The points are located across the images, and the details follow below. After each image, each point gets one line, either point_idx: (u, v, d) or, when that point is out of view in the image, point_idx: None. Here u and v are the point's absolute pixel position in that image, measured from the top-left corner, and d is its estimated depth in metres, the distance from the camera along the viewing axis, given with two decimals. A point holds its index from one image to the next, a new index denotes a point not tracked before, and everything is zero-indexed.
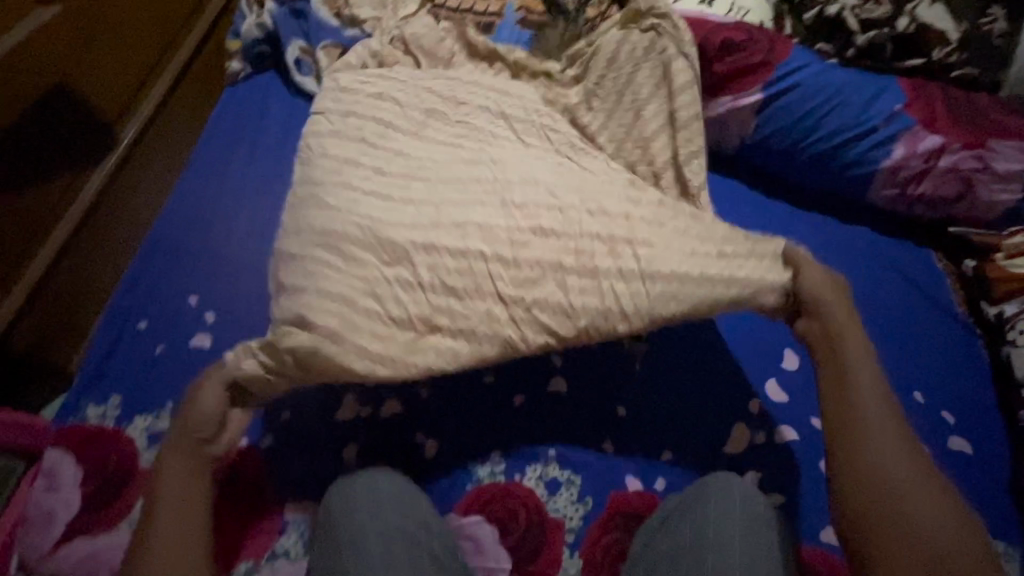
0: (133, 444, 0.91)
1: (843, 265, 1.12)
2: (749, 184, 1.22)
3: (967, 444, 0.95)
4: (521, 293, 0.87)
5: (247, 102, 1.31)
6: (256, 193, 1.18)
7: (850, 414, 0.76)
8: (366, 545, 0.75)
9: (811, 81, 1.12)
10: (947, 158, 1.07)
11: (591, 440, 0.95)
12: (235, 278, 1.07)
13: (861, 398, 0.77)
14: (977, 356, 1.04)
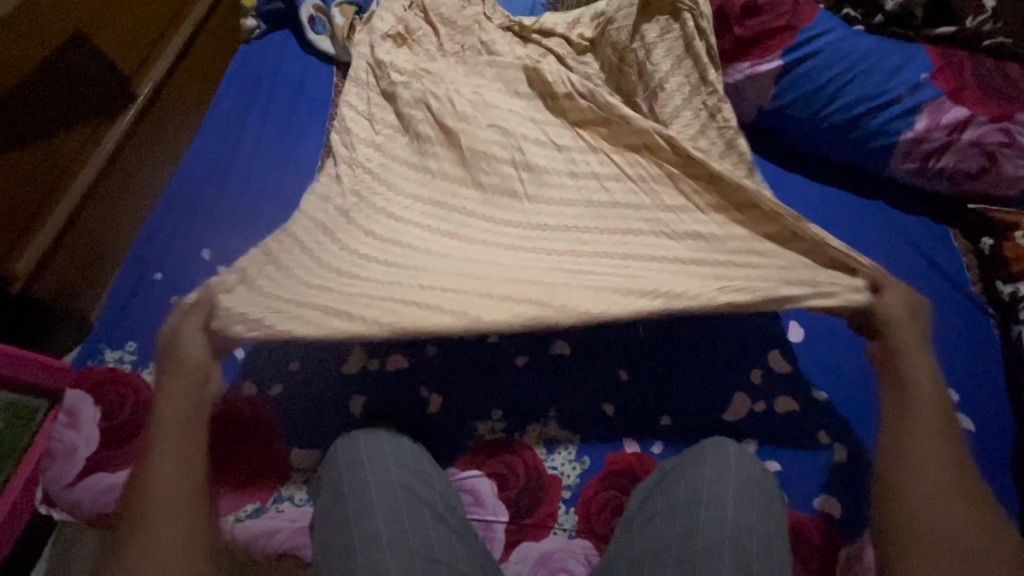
0: (149, 387, 0.95)
1: (856, 239, 1.10)
2: (765, 155, 1.20)
3: (971, 420, 0.95)
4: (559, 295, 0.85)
5: (261, 58, 1.31)
6: (269, 150, 1.19)
7: (905, 427, 0.75)
8: (370, 505, 0.77)
9: (835, 48, 1.09)
10: (971, 132, 1.03)
11: (592, 401, 0.96)
12: (247, 234, 1.09)
13: (918, 408, 0.75)
14: (989, 334, 1.03)
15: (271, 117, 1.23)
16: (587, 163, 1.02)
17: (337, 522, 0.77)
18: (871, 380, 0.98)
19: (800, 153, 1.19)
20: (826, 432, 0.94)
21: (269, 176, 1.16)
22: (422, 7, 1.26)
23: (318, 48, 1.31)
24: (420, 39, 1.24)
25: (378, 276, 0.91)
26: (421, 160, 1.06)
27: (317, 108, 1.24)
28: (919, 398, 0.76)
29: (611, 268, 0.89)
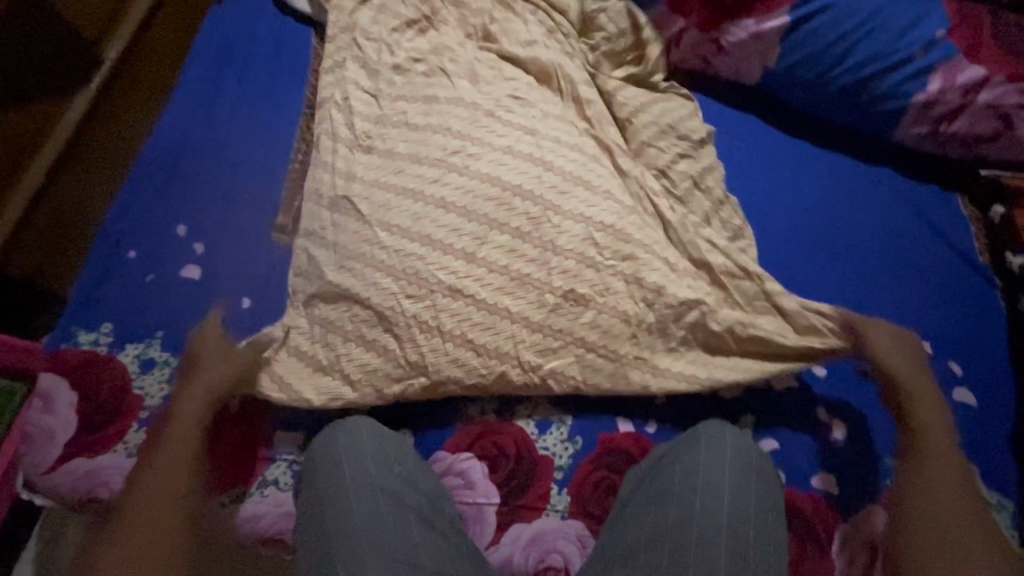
0: (126, 370, 0.91)
1: (862, 207, 1.06)
2: (768, 118, 1.14)
3: (973, 395, 0.92)
4: (542, 361, 0.89)
5: (234, 19, 1.23)
6: (244, 119, 1.12)
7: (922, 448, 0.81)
8: (348, 515, 0.76)
9: (845, 3, 1.02)
10: (986, 93, 0.97)
11: None
12: (224, 209, 1.04)
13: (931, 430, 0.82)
14: (996, 307, 0.99)
15: (247, 83, 1.16)
16: (580, 148, 1.01)
17: (321, 525, 0.76)
18: None
19: (805, 117, 1.13)
20: (825, 409, 0.92)
21: (245, 146, 1.10)
22: None
23: (295, 9, 1.23)
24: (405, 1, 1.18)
25: (376, 271, 0.93)
26: (407, 132, 1.02)
27: (295, 73, 1.17)
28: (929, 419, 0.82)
29: (594, 331, 0.89)
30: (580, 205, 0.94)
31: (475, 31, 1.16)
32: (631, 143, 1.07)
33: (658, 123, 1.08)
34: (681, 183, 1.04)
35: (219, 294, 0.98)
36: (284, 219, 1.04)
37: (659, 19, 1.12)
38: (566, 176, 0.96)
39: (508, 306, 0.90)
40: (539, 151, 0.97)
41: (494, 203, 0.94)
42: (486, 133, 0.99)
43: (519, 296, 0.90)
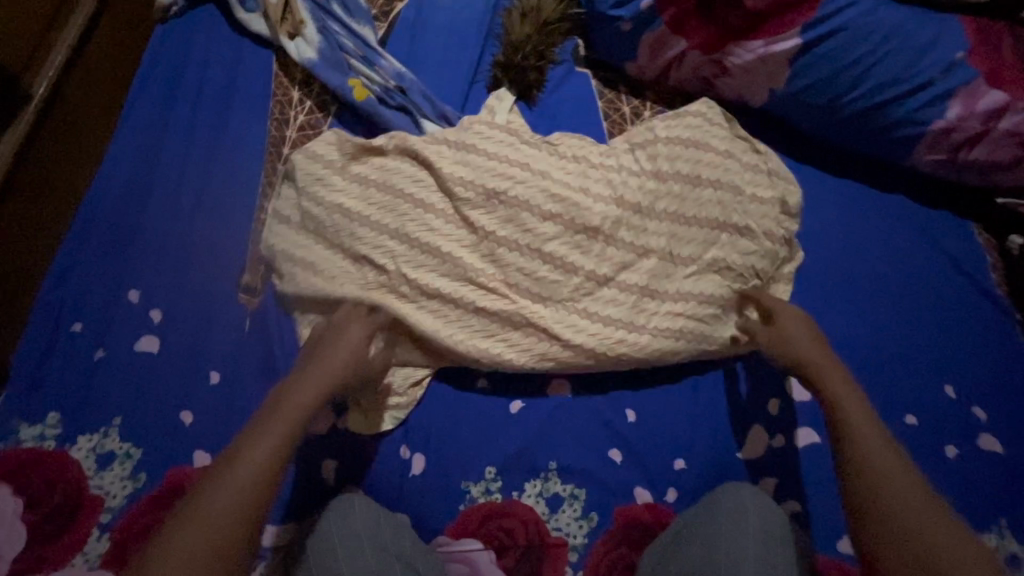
0: (79, 466, 0.81)
1: (875, 242, 1.00)
2: (775, 146, 1.06)
3: (999, 442, 0.89)
4: (539, 437, 0.86)
5: (188, 40, 1.08)
6: (207, 158, 0.99)
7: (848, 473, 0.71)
8: None
9: (862, 24, 0.94)
10: (1008, 119, 0.92)
11: (599, 446, 0.86)
12: (186, 270, 0.92)
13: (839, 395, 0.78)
14: (1019, 344, 0.95)
15: (200, 117, 1.02)
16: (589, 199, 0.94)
17: None
18: (897, 405, 0.91)
19: (817, 143, 1.05)
20: None
21: (205, 194, 0.97)
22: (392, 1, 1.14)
23: (252, 31, 1.08)
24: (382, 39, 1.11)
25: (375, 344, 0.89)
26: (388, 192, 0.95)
27: (253, 104, 1.04)
28: (792, 329, 0.85)
29: (590, 406, 0.89)
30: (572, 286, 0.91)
31: (461, 70, 1.08)
32: (649, 214, 0.94)
33: (715, 160, 0.96)
34: (697, 247, 0.93)
35: (183, 368, 0.87)
36: (253, 278, 0.92)
37: (656, 40, 1.01)
38: (555, 257, 0.91)
39: (472, 410, 0.88)
40: (534, 225, 0.92)
41: (485, 286, 0.90)
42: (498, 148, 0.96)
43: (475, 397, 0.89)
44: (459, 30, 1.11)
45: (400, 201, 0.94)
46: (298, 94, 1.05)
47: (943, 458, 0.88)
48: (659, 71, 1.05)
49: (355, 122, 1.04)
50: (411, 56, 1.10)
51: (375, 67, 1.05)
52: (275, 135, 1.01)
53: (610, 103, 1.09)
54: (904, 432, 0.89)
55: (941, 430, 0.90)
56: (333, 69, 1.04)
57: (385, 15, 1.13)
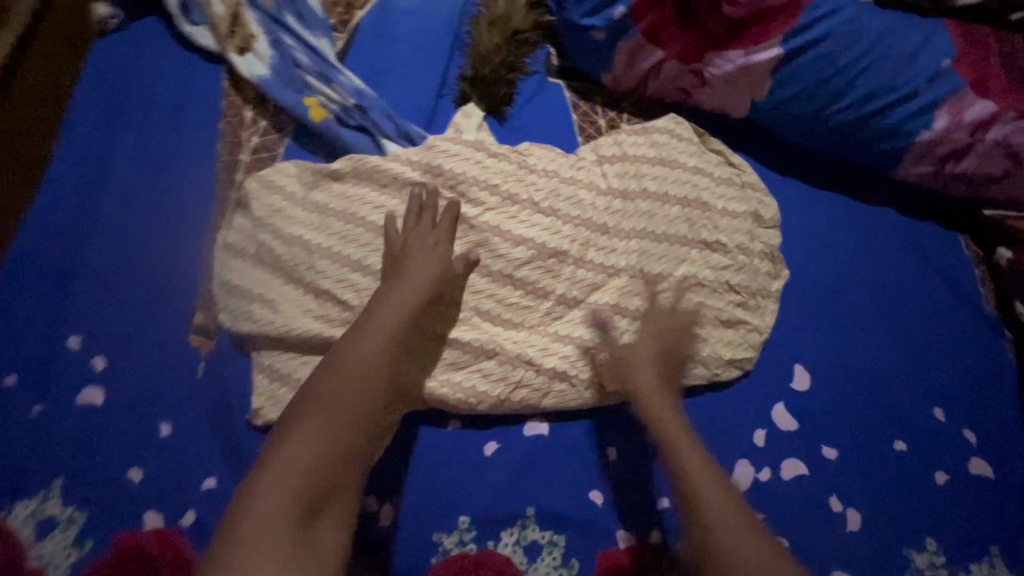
0: (18, 535, 0.74)
1: (864, 259, 0.95)
2: (758, 158, 1.01)
3: (990, 466, 0.86)
4: (515, 481, 0.82)
5: (128, 56, 1.00)
6: (151, 187, 0.92)
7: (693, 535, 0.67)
8: None
9: (845, 32, 0.89)
10: (996, 131, 0.88)
11: (579, 488, 0.82)
12: (130, 312, 0.85)
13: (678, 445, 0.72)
14: (1009, 362, 0.92)
15: (142, 142, 0.94)
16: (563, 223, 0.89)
17: None
18: (887, 431, 0.87)
19: (801, 154, 1.01)
20: (837, 497, 0.84)
21: (149, 227, 0.89)
22: (349, 8, 1.05)
23: (198, 45, 1.00)
24: (339, 50, 1.03)
25: None
26: (350, 221, 0.89)
27: (201, 125, 0.96)
28: (636, 368, 0.78)
29: (569, 445, 0.84)
30: (546, 319, 0.86)
31: (426, 84, 1.02)
32: (617, 234, 0.88)
33: (682, 175, 0.91)
34: (673, 271, 0.88)
35: (129, 422, 0.80)
36: (204, 319, 0.86)
37: (633, 50, 0.95)
38: (528, 287, 0.86)
39: (444, 454, 0.83)
40: (505, 253, 0.86)
41: (455, 321, 0.85)
42: (465, 170, 0.90)
43: (447, 440, 0.83)
44: (422, 40, 1.04)
45: (363, 231, 0.89)
46: (250, 113, 0.97)
47: (933, 485, 0.85)
48: (635, 81, 0.99)
49: (313, 143, 0.97)
50: (371, 69, 1.03)
51: (332, 83, 0.97)
52: (225, 160, 0.94)
53: (585, 115, 1.03)
54: (894, 459, 0.86)
55: (932, 456, 0.87)
56: (287, 86, 0.96)
57: (344, 24, 1.05)
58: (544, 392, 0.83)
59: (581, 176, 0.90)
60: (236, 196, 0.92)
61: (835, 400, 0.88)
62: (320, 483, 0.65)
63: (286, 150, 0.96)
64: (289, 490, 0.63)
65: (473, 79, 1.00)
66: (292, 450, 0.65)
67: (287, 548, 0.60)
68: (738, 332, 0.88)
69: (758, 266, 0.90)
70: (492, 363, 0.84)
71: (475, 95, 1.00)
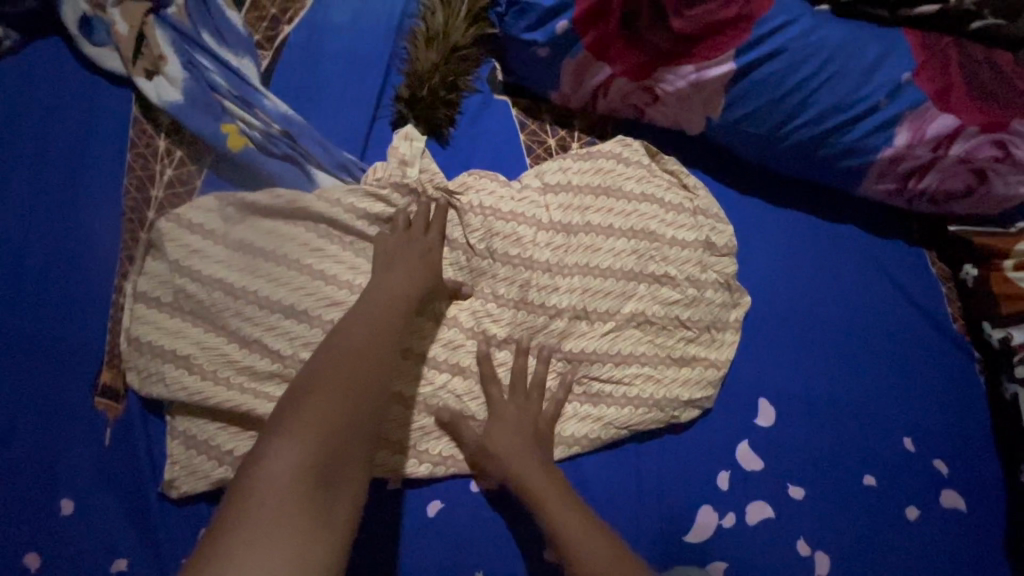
0: None
1: (826, 282, 0.91)
2: (717, 177, 0.95)
3: (961, 498, 0.83)
4: (461, 542, 0.75)
5: (24, 82, 0.90)
6: (47, 230, 0.82)
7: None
8: None
9: (801, 45, 0.84)
10: (958, 146, 0.84)
11: (532, 545, 0.76)
12: (24, 375, 0.76)
13: (583, 556, 0.65)
14: (977, 385, 0.89)
15: (39, 179, 0.85)
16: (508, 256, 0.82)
17: None
18: (856, 465, 0.83)
19: (760, 171, 0.95)
20: (805, 541, 0.79)
21: (46, 276, 0.80)
22: (273, 22, 0.97)
23: (103, 68, 0.91)
24: (264, 70, 0.95)
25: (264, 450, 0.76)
26: (276, 262, 0.82)
27: (107, 158, 0.87)
28: (528, 470, 0.72)
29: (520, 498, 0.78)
30: (493, 362, 0.80)
31: (360, 106, 0.94)
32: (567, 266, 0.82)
33: (628, 205, 0.86)
34: (623, 306, 0.83)
35: (23, 501, 0.72)
36: (112, 378, 0.77)
37: (578, 66, 0.89)
38: (472, 328, 0.80)
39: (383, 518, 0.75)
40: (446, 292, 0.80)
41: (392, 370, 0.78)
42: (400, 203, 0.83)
43: (386, 502, 0.76)
44: (354, 57, 0.96)
45: (291, 273, 0.81)
46: (163, 143, 0.88)
47: (904, 522, 0.81)
48: (584, 99, 0.93)
49: (232, 174, 0.88)
50: (300, 90, 0.94)
51: (254, 108, 0.89)
52: (134, 196, 0.85)
53: (533, 135, 0.96)
54: (864, 495, 0.82)
55: (902, 490, 0.83)
56: (202, 113, 0.88)
57: (269, 41, 0.96)
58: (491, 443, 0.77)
59: (526, 205, 0.84)
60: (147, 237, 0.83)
61: (801, 435, 0.84)
62: (337, 437, 0.54)
63: (204, 183, 0.87)
64: (308, 443, 0.53)
65: (410, 99, 0.92)
66: (310, 402, 0.56)
67: (308, 513, 0.49)
68: (693, 369, 0.83)
69: (712, 298, 0.85)
70: (433, 414, 0.77)
71: (413, 117, 0.93)
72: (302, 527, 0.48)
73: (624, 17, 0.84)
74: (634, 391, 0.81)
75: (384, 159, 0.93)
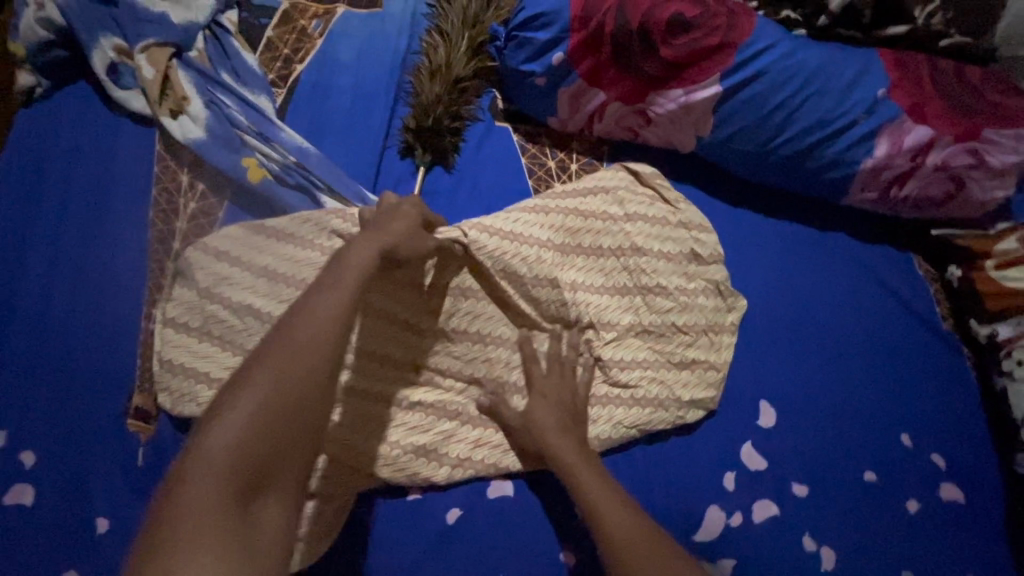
0: None
1: (819, 286, 0.95)
2: (709, 190, 1.01)
3: (960, 491, 0.86)
4: (480, 549, 0.78)
5: (55, 125, 0.96)
6: (79, 262, 0.87)
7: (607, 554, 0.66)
8: None
9: (781, 67, 0.90)
10: (935, 154, 0.90)
11: (548, 549, 0.79)
12: (60, 400, 0.80)
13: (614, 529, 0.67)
14: (970, 381, 0.92)
15: (71, 214, 0.90)
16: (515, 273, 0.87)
17: None
18: (857, 461, 0.86)
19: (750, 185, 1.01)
20: (811, 536, 0.82)
21: (79, 305, 0.85)
22: (287, 63, 1.04)
23: (128, 110, 0.97)
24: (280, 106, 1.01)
25: None
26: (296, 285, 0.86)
27: (133, 193, 0.92)
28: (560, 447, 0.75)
29: (535, 504, 0.81)
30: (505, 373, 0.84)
31: (370, 136, 1.00)
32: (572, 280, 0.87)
33: (615, 224, 0.91)
34: (622, 317, 0.88)
35: (60, 521, 0.75)
36: (144, 400, 0.81)
37: (574, 93, 0.95)
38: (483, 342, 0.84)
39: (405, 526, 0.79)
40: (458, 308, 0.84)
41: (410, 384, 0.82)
42: None
43: (408, 510, 0.79)
44: (364, 92, 1.03)
45: None
46: (187, 178, 0.94)
47: (906, 515, 0.84)
48: (581, 123, 0.99)
49: (253, 205, 0.93)
50: (313, 124, 1.00)
51: (272, 142, 0.95)
52: (160, 228, 0.90)
53: (534, 158, 1.02)
54: (866, 491, 0.85)
55: (903, 484, 0.86)
56: (223, 148, 0.93)
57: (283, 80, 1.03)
58: (506, 450, 0.81)
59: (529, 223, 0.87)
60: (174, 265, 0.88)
61: (802, 434, 0.87)
62: (274, 425, 0.51)
63: (226, 214, 0.92)
64: (236, 442, 0.50)
65: (418, 129, 0.98)
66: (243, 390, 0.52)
67: (233, 541, 0.47)
68: (692, 372, 0.87)
69: (704, 303, 0.90)
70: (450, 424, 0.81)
71: (421, 145, 0.99)
72: (220, 570, 0.45)
73: (615, 47, 0.90)
74: (641, 397, 0.85)
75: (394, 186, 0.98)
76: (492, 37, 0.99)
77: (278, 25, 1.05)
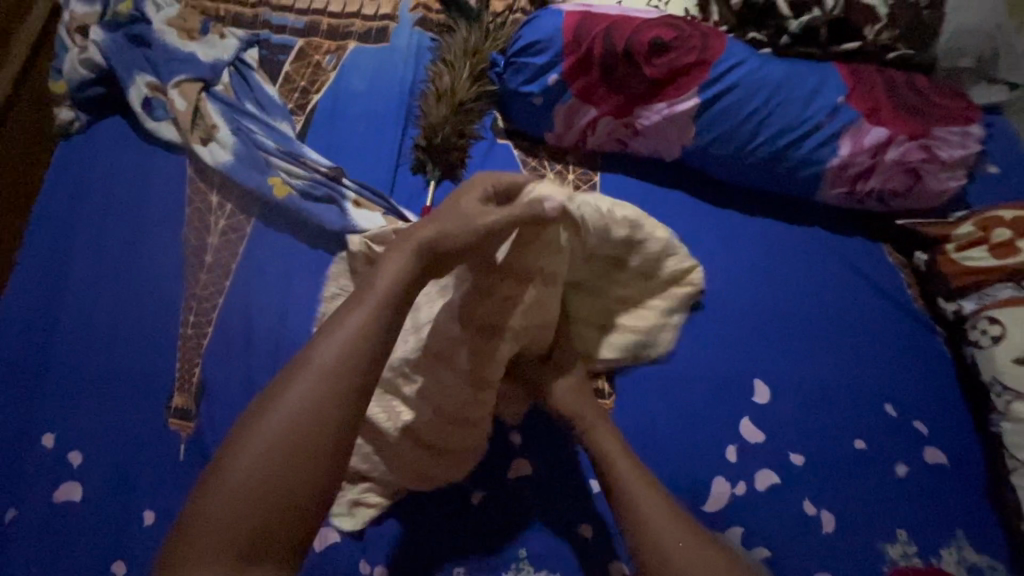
0: None
1: (800, 275, 1.05)
2: (695, 193, 1.10)
3: (943, 454, 0.93)
4: (504, 525, 0.83)
5: (93, 155, 1.04)
6: (119, 277, 0.94)
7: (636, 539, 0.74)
8: None
9: (750, 80, 1.01)
10: (892, 151, 1.00)
11: (568, 523, 0.84)
12: (105, 403, 0.86)
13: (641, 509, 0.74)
14: (944, 354, 1.01)
15: (110, 234, 0.98)
16: None
17: None
18: (847, 431, 0.94)
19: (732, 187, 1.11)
20: (810, 501, 0.88)
21: (120, 316, 0.91)
22: (304, 92, 1.13)
23: (161, 138, 1.05)
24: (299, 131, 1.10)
25: None
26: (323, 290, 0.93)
27: (167, 214, 1.00)
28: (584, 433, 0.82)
29: (554, 482, 0.87)
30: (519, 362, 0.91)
31: (384, 156, 1.09)
32: None
33: None
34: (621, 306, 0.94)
35: (107, 515, 0.80)
36: (182, 400, 0.87)
37: (568, 110, 1.06)
38: None
39: (433, 507, 0.84)
40: None
41: None
42: None
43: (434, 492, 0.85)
44: (377, 116, 1.12)
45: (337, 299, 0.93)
46: (216, 197, 1.01)
47: (896, 478, 0.91)
48: (576, 137, 1.09)
49: (278, 219, 1.00)
50: (331, 146, 1.09)
51: (296, 162, 1.03)
52: (193, 243, 0.97)
53: (534, 170, 1.11)
54: (857, 457, 0.92)
55: (891, 450, 0.93)
56: (251, 169, 1.02)
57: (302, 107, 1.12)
58: None
59: None
60: (207, 277, 0.95)
61: (794, 408, 0.94)
62: (296, 443, 0.56)
63: (254, 229, 0.99)
64: (257, 458, 0.55)
65: (428, 147, 1.08)
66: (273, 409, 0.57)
67: (245, 547, 0.53)
68: None
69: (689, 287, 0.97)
70: None
71: (431, 162, 1.08)
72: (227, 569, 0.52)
73: (603, 68, 1.01)
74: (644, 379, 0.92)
75: (407, 198, 1.07)
76: (492, 64, 1.12)
77: (294, 60, 1.15)
